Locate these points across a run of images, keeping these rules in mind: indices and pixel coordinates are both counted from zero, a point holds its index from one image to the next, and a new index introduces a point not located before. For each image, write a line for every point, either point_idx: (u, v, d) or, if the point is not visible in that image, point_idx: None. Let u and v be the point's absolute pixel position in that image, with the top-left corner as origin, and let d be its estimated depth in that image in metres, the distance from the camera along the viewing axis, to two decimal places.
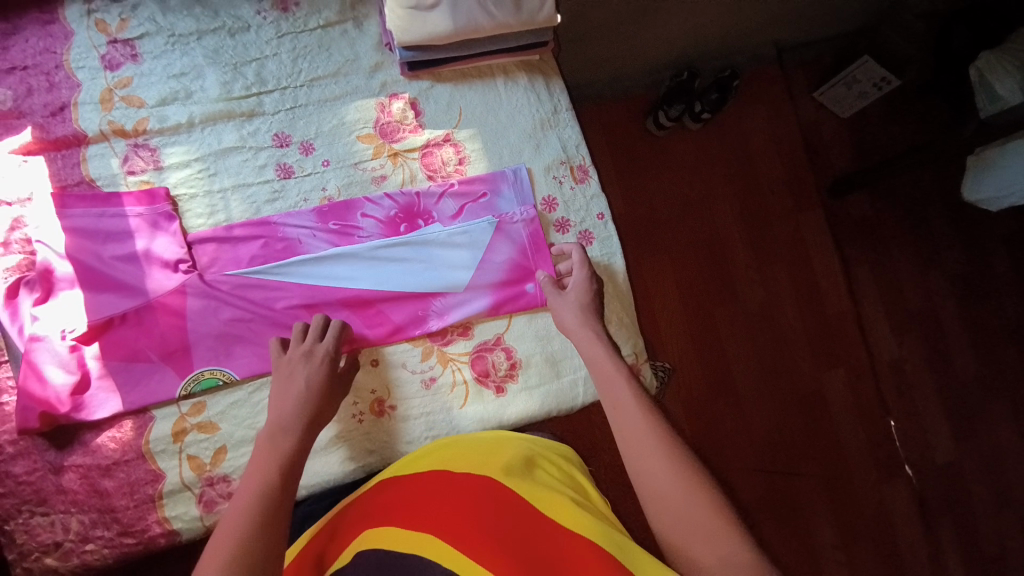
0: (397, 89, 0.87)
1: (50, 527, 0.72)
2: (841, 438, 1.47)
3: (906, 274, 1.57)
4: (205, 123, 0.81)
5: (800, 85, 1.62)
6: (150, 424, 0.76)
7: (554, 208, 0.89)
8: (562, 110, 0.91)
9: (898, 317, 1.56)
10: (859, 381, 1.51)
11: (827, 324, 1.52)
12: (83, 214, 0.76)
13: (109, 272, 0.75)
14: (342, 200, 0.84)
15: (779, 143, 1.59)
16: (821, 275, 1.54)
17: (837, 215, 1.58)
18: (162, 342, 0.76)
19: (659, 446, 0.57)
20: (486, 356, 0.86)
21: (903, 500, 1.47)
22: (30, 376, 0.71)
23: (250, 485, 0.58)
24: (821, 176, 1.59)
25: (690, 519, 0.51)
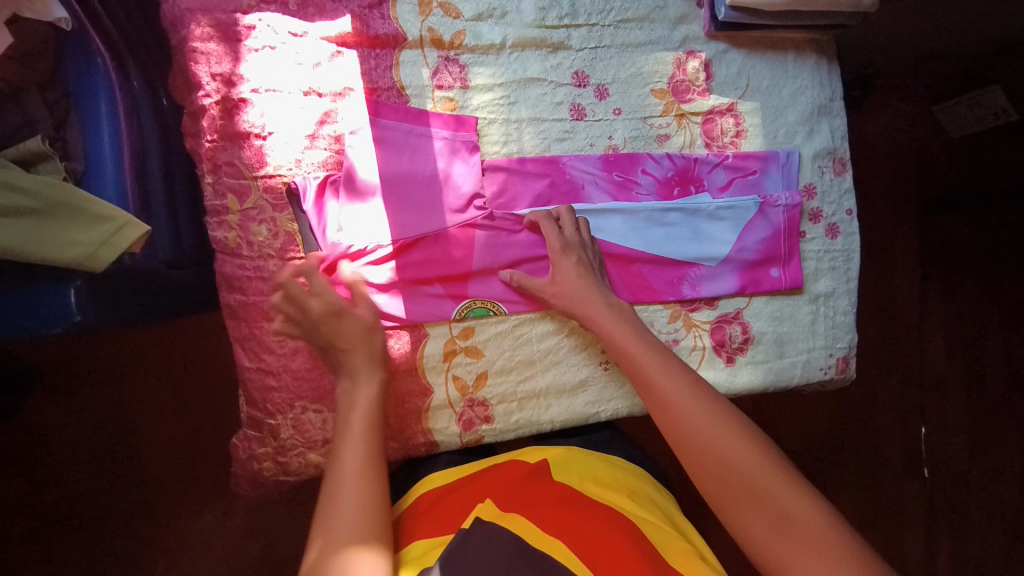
0: (696, 46, 0.84)
1: (321, 424, 0.72)
2: (879, 437, 1.49)
3: (969, 294, 1.53)
4: (515, 47, 0.78)
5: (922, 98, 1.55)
6: (424, 340, 0.77)
7: (811, 195, 0.90)
8: (837, 98, 0.90)
9: (950, 333, 1.53)
10: (907, 390, 1.52)
11: (893, 333, 1.53)
12: (393, 126, 0.74)
13: (412, 192, 0.74)
14: (627, 152, 0.83)
15: (896, 153, 1.56)
16: (899, 286, 1.54)
17: (926, 233, 1.55)
18: (450, 266, 0.76)
19: (713, 429, 0.63)
20: (725, 327, 0.88)
21: (915, 500, 1.48)
22: (340, 288, 0.72)
23: (358, 428, 0.63)
24: (921, 190, 1.56)
25: (755, 497, 0.58)
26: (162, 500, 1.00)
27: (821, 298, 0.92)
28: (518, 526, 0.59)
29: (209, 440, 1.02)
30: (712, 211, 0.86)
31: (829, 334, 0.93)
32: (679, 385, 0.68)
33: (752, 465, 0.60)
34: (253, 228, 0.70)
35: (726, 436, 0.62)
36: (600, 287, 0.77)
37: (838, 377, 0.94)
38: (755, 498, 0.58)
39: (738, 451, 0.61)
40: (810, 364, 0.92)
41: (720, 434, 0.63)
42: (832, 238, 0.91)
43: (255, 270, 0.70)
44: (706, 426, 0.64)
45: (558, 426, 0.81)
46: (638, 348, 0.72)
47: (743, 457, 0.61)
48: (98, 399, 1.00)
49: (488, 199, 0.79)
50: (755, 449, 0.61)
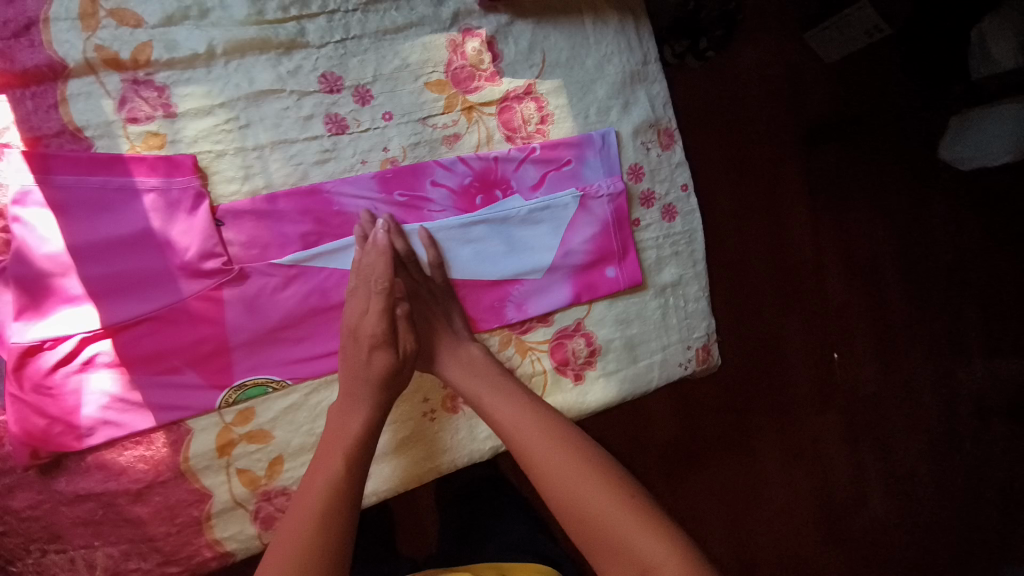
0: (472, 23, 0.70)
1: (71, 565, 0.60)
2: (791, 380, 1.38)
3: (864, 219, 1.44)
4: (230, 55, 0.61)
5: (784, 27, 1.41)
6: (186, 437, 0.64)
7: (640, 177, 0.79)
8: (651, 61, 0.79)
9: (851, 263, 1.44)
10: (810, 327, 1.40)
11: (789, 271, 1.41)
12: (78, 184, 0.57)
13: (124, 263, 0.59)
14: (410, 164, 0.69)
15: (767, 85, 1.41)
16: (791, 226, 1.42)
17: (809, 164, 1.44)
18: (194, 346, 0.62)
19: (567, 478, 0.54)
20: (566, 343, 0.78)
21: (838, 433, 1.39)
22: (41, 396, 0.58)
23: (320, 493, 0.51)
24: (797, 121, 1.44)
25: (618, 552, 0.50)
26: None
27: (668, 288, 0.83)
28: None
29: None
30: (525, 217, 0.73)
31: (685, 324, 0.85)
32: (529, 425, 0.59)
33: (608, 515, 0.51)
34: None
35: (584, 484, 0.53)
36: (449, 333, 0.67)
37: (702, 368, 0.87)
38: (616, 552, 0.50)
39: (595, 501, 0.52)
40: (667, 362, 0.84)
41: (575, 483, 0.54)
42: (670, 221, 0.81)
43: None
44: (558, 472, 0.55)
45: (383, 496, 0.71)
46: (487, 386, 0.64)
47: (597, 506, 0.52)
48: None
49: (234, 255, 0.63)
50: (612, 488, 0.53)
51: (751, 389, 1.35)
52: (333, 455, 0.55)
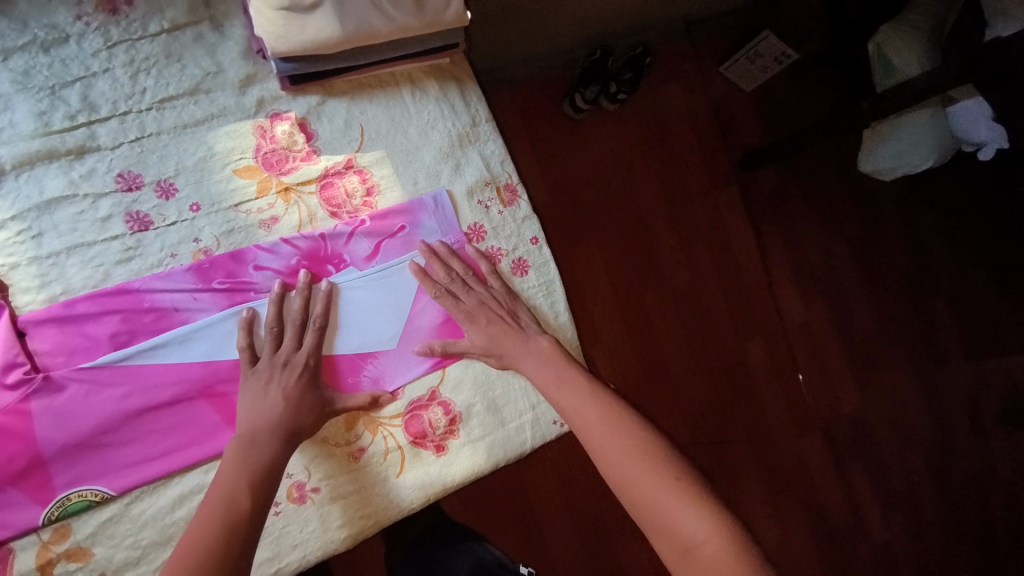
0: (279, 107, 0.71)
1: None
2: (762, 407, 1.28)
3: (813, 231, 1.39)
4: (19, 168, 0.62)
5: (698, 60, 1.39)
6: (10, 558, 0.60)
7: (482, 237, 0.78)
8: (481, 122, 0.80)
9: (806, 281, 1.37)
10: (775, 350, 1.32)
11: (744, 294, 1.33)
12: None
13: None
14: (225, 252, 0.68)
15: (690, 121, 1.37)
16: (738, 246, 1.34)
17: (750, 187, 1.38)
18: (7, 460, 0.59)
19: (623, 456, 0.59)
20: (422, 415, 0.75)
21: (822, 455, 1.30)
22: None
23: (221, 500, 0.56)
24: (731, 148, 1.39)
25: (671, 529, 0.54)
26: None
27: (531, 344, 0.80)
28: None
29: None
30: (359, 288, 0.71)
31: None
32: (590, 404, 0.64)
33: (671, 494, 0.55)
34: None
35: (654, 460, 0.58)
36: (518, 333, 0.72)
37: None
38: (667, 530, 0.54)
39: (650, 478, 0.56)
40: (541, 421, 0.80)
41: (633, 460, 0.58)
42: (521, 276, 0.79)
43: None
44: (615, 449, 0.59)
45: None
46: (553, 373, 0.68)
47: (663, 489, 0.56)
48: None
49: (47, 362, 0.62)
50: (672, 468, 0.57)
51: (726, 431, 1.25)
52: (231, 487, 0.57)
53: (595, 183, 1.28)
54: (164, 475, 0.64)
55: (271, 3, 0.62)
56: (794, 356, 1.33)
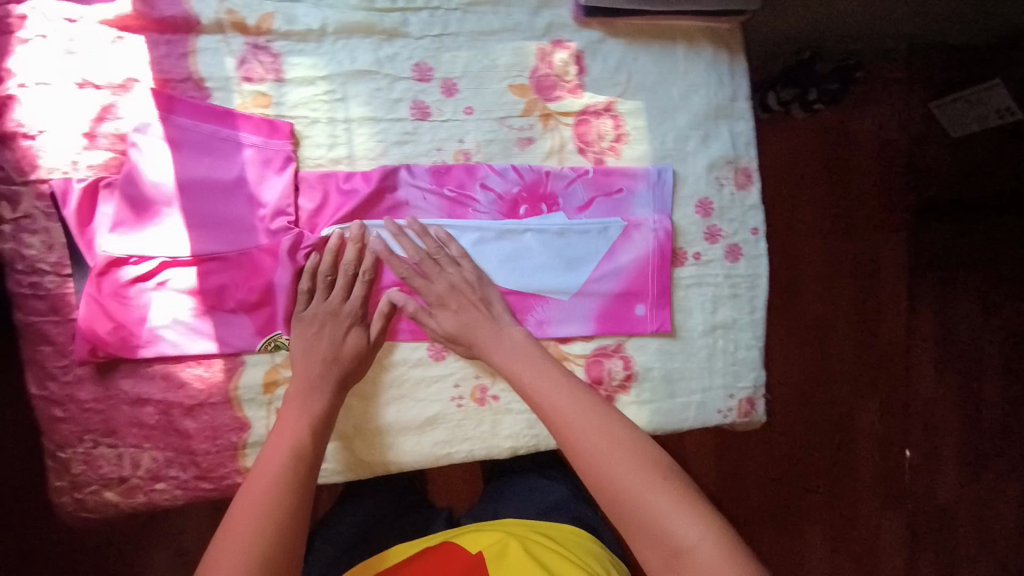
0: (564, 35, 0.72)
1: (118, 461, 0.69)
2: (856, 463, 1.30)
3: (970, 312, 1.33)
4: (339, 34, 0.67)
5: (915, 93, 1.30)
6: (240, 368, 0.70)
7: (708, 212, 0.78)
8: (740, 98, 0.78)
9: (946, 357, 1.33)
10: (889, 416, 1.32)
11: (874, 350, 1.32)
12: (192, 128, 0.65)
13: (214, 206, 0.66)
14: (478, 160, 0.73)
15: (882, 157, 1.31)
16: (885, 303, 1.33)
17: (918, 242, 1.33)
18: (253, 291, 0.68)
19: (602, 447, 0.59)
20: (603, 362, 0.79)
21: (896, 537, 1.31)
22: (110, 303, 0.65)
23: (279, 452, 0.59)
24: (910, 192, 1.33)
25: (655, 531, 0.55)
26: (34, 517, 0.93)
27: (719, 330, 0.81)
28: None
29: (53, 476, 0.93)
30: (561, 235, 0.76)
31: (731, 371, 0.82)
32: (562, 389, 0.65)
33: (653, 494, 0.56)
34: (25, 239, 0.64)
35: (616, 453, 0.59)
36: (490, 322, 0.70)
37: (743, 421, 0.83)
38: (643, 525, 0.56)
39: (630, 473, 0.57)
40: (706, 406, 0.81)
41: (605, 454, 0.59)
42: (732, 261, 0.79)
43: (31, 287, 0.65)
44: (602, 444, 0.60)
45: (400, 467, 0.75)
46: (530, 359, 0.68)
47: (636, 482, 0.57)
48: None
49: (304, 218, 0.69)
50: (662, 471, 0.58)
51: (813, 466, 1.29)
52: (298, 427, 0.62)
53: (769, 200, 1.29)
54: (381, 342, 0.72)
55: None
56: (908, 428, 1.33)
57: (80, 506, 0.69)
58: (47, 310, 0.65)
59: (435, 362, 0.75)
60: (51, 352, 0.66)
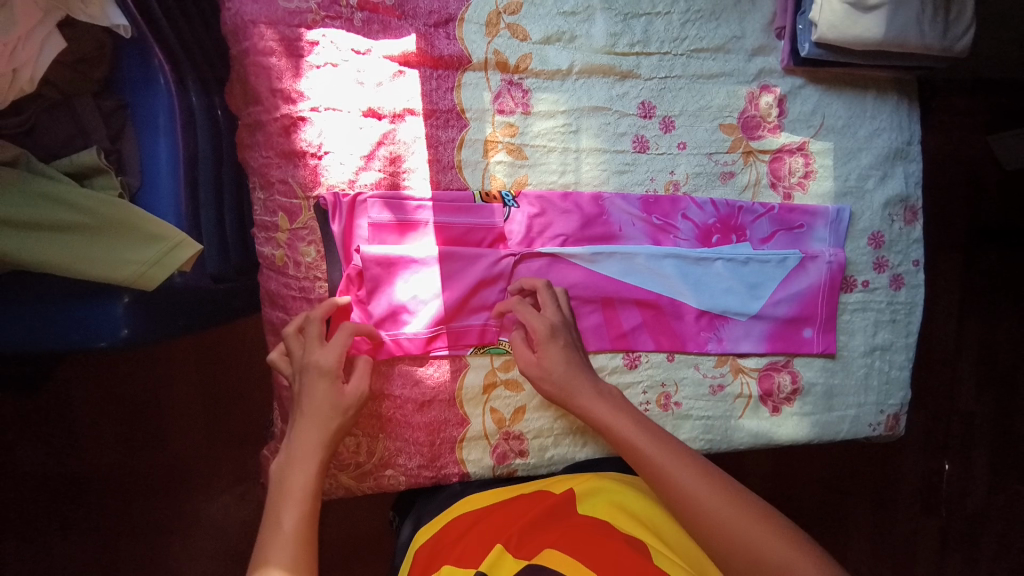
0: (771, 81, 0.79)
1: (356, 448, 0.75)
2: (899, 468, 1.39)
3: (1008, 325, 1.42)
4: (581, 74, 0.74)
5: (972, 127, 1.44)
6: (464, 369, 0.77)
7: (878, 245, 0.85)
8: (914, 143, 0.85)
9: (986, 371, 1.41)
10: (932, 427, 1.41)
11: (920, 364, 1.42)
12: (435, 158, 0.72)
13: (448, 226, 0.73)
14: (688, 189, 0.79)
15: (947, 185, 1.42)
16: (933, 320, 1.42)
17: (971, 264, 1.42)
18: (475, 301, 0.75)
19: (677, 474, 0.61)
20: (773, 376, 0.85)
21: (931, 543, 1.39)
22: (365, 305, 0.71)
23: (303, 471, 0.59)
24: (972, 217, 1.43)
25: (752, 559, 0.55)
26: (183, 483, 1.02)
27: (877, 352, 0.88)
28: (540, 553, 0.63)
29: (193, 442, 1.03)
30: (748, 262, 0.81)
31: (880, 390, 0.89)
32: (627, 425, 0.66)
33: (733, 515, 0.57)
34: (301, 248, 0.69)
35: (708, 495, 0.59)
36: (581, 362, 0.71)
37: (886, 435, 0.90)
38: (751, 562, 0.55)
39: (709, 496, 0.59)
40: (859, 420, 0.88)
41: (699, 497, 0.59)
42: (895, 290, 0.87)
43: (301, 290, 0.70)
44: (676, 476, 0.61)
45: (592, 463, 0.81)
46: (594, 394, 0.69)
47: (722, 505, 0.58)
48: (93, 379, 1.01)
49: (515, 240, 0.75)
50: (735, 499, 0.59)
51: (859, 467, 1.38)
52: (321, 439, 0.61)
53: None
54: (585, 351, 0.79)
55: None
56: (945, 440, 1.41)
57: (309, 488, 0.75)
58: None
59: (627, 369, 0.81)
60: None
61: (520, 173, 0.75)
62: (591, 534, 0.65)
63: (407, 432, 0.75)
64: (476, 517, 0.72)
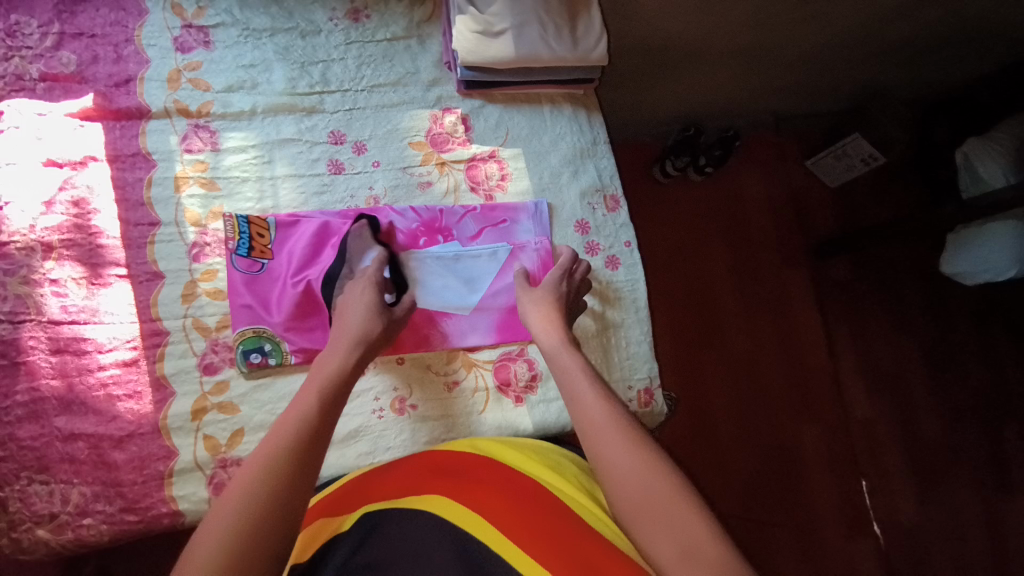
0: (451, 104, 0.91)
1: (49, 497, 0.70)
2: (815, 493, 1.58)
3: (880, 333, 1.72)
4: (267, 113, 0.84)
5: (792, 155, 1.79)
6: (170, 399, 0.76)
7: (586, 231, 0.93)
8: (600, 142, 0.97)
9: (873, 379, 1.69)
10: (834, 442, 1.64)
11: (806, 382, 1.67)
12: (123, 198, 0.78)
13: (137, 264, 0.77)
14: (388, 201, 0.87)
15: (772, 204, 1.77)
16: (802, 329, 1.70)
17: (820, 274, 1.74)
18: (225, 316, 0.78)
19: (617, 435, 0.60)
20: (509, 366, 0.88)
21: (871, 559, 1.55)
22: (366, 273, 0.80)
23: (291, 411, 0.61)
24: (809, 236, 1.77)
25: (670, 527, 0.53)
26: None
27: (610, 329, 0.92)
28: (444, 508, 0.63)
29: None
30: (461, 259, 0.87)
31: (625, 364, 0.92)
32: (598, 397, 0.65)
33: (665, 489, 0.55)
34: None
35: (642, 457, 0.58)
36: (540, 326, 0.77)
37: (645, 411, 0.91)
38: (670, 528, 0.53)
39: (638, 463, 0.57)
40: None
41: (622, 454, 0.58)
42: (613, 270, 0.93)
43: None
44: (622, 440, 0.59)
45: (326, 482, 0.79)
46: (568, 364, 0.70)
47: (657, 480, 0.56)
48: None
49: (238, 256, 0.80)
50: (674, 484, 0.56)
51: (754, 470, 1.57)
52: (310, 390, 0.64)
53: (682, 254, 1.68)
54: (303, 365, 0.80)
55: (469, 26, 0.84)
56: (855, 453, 1.64)
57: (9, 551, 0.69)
58: None
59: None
60: None
61: (216, 200, 0.81)
62: (512, 495, 0.65)
63: (102, 474, 0.72)
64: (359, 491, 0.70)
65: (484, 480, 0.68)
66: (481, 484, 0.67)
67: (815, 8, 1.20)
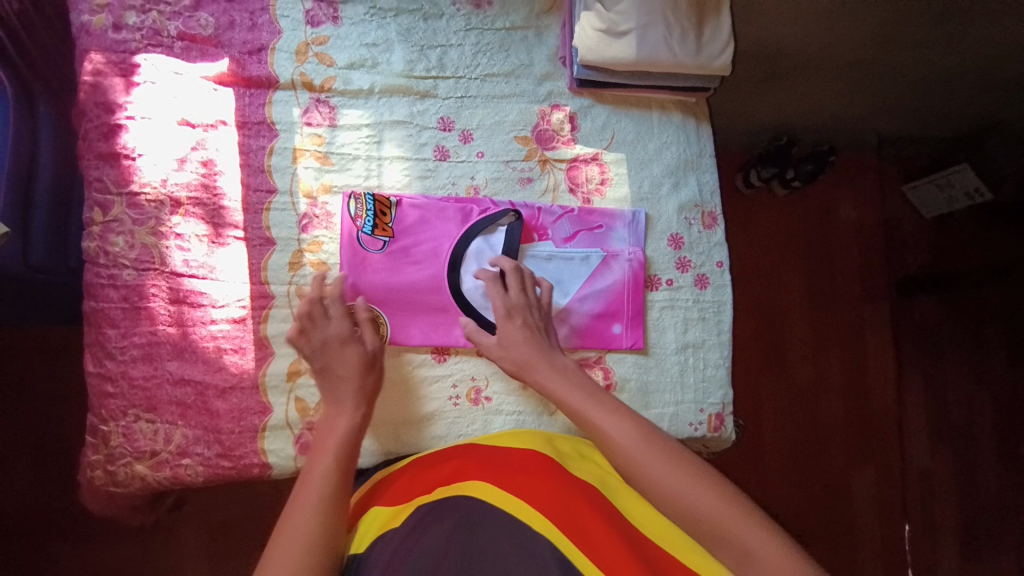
0: (561, 100, 0.90)
1: (153, 435, 0.78)
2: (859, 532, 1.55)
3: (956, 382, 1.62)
4: (383, 93, 0.86)
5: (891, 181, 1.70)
6: (269, 358, 0.81)
7: (679, 245, 0.91)
8: (706, 155, 0.94)
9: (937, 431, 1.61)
10: (883, 485, 1.58)
11: (867, 420, 1.60)
12: (246, 163, 0.82)
13: (253, 229, 0.82)
14: (487, 191, 0.87)
15: (861, 230, 1.68)
16: (873, 363, 1.63)
17: (901, 313, 1.65)
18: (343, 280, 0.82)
19: (604, 421, 0.67)
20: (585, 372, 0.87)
21: None
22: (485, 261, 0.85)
23: (323, 450, 0.68)
24: (895, 271, 1.67)
25: (662, 495, 0.59)
26: (81, 523, 1.04)
27: (689, 348, 0.91)
28: (489, 492, 0.64)
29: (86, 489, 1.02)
30: (556, 260, 0.87)
31: (698, 387, 0.90)
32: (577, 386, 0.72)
33: (653, 461, 0.61)
34: (112, 238, 0.78)
35: (629, 436, 0.64)
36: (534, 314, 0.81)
37: (712, 435, 0.90)
38: (662, 497, 0.59)
39: (632, 443, 0.63)
40: (678, 418, 0.89)
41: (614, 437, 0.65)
42: (700, 288, 0.91)
43: (109, 278, 0.78)
44: (608, 422, 0.66)
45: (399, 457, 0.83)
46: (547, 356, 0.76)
47: (646, 453, 0.62)
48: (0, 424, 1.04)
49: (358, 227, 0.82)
50: (661, 450, 0.62)
51: (799, 497, 1.54)
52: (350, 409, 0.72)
53: (758, 269, 1.63)
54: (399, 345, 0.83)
55: (593, 24, 0.82)
56: (902, 496, 1.58)
57: (109, 480, 0.78)
58: (118, 298, 0.78)
59: (436, 364, 0.85)
60: (114, 334, 0.78)
61: (328, 174, 0.84)
62: (557, 488, 0.65)
63: (204, 419, 0.79)
64: (422, 471, 0.73)
65: (525, 465, 0.68)
66: (524, 470, 0.68)
67: (948, 32, 1.07)
